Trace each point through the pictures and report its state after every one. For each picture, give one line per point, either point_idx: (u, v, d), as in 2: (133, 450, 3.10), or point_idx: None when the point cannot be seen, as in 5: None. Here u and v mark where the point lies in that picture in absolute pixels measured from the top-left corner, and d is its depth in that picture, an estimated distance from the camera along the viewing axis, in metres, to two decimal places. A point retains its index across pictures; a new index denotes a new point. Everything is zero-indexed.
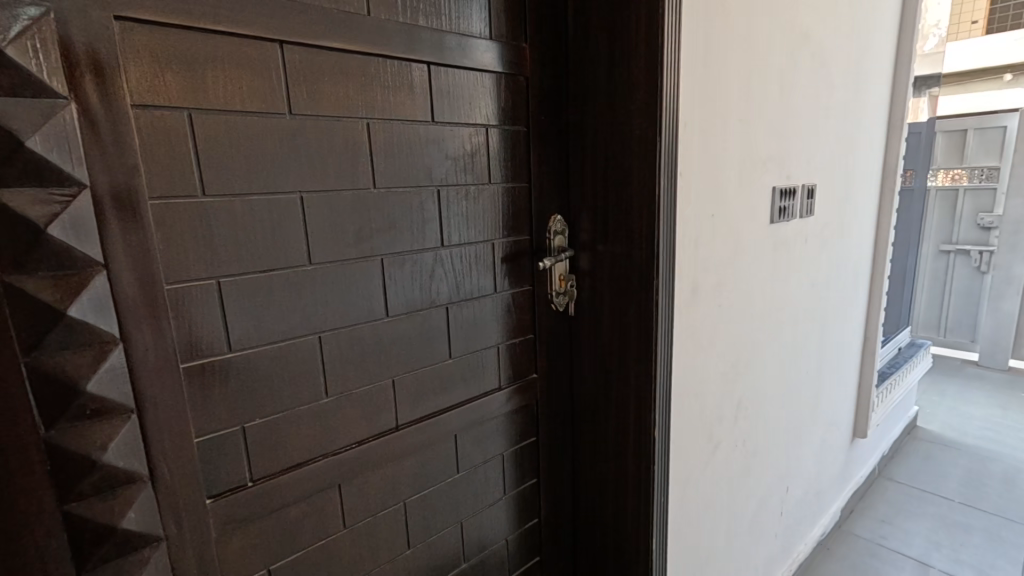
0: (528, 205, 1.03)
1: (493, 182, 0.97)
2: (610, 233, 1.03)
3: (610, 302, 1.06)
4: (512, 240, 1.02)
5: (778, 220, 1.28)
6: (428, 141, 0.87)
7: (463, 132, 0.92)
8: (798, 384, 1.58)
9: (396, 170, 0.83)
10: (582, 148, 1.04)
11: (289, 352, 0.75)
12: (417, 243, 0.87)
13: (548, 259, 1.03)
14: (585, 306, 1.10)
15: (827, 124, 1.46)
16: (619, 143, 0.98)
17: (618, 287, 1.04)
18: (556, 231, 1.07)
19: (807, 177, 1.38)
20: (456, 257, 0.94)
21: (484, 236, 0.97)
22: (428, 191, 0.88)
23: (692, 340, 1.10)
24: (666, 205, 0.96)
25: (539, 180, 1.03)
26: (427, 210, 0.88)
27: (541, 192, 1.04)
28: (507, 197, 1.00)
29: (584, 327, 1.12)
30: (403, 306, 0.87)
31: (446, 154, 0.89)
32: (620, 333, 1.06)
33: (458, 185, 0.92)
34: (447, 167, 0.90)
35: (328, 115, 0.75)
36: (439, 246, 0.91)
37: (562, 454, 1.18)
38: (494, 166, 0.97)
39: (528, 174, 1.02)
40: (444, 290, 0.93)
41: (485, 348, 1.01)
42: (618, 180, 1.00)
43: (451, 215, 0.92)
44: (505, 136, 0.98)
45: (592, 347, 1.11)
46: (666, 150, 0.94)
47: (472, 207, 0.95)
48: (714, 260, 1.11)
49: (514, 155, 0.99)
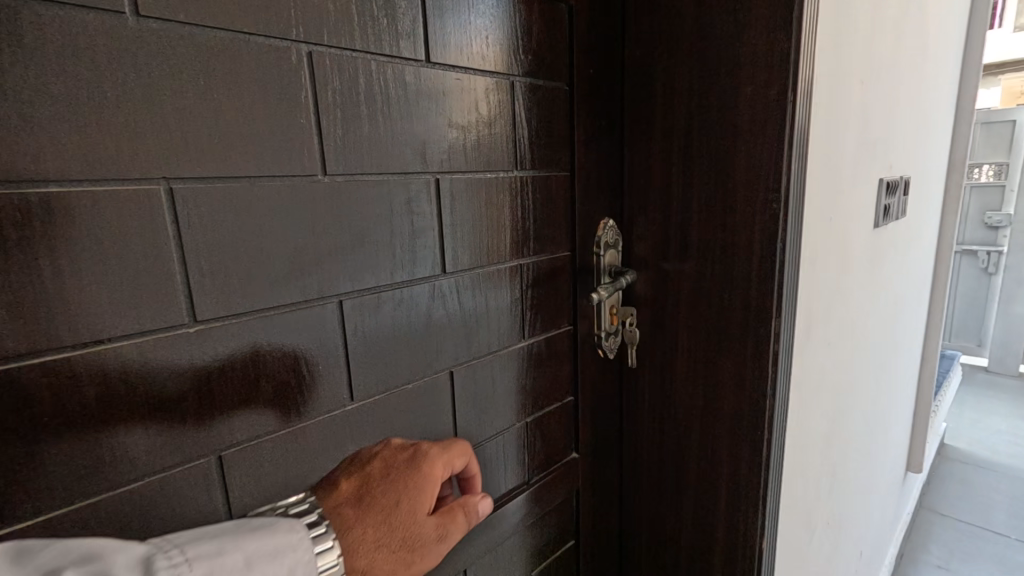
0: (569, 205, 0.68)
1: (518, 170, 0.61)
2: (690, 246, 0.68)
3: (687, 348, 0.71)
4: (545, 259, 0.67)
5: (881, 223, 0.96)
6: (419, 94, 0.50)
7: (474, 86, 0.56)
8: (875, 426, 1.26)
9: (363, 143, 0.46)
10: (647, 118, 0.69)
11: (151, 501, 0.38)
12: (400, 271, 0.51)
13: (603, 287, 0.70)
14: (646, 350, 0.76)
15: (922, 100, 1.14)
16: (711, 107, 0.63)
17: (701, 327, 0.69)
18: (606, 244, 0.72)
19: (903, 167, 1.06)
20: (464, 292, 0.58)
21: (506, 255, 0.62)
22: (420, 182, 0.52)
23: (802, 399, 0.76)
24: (796, 204, 0.61)
25: (584, 167, 0.68)
26: (418, 214, 0.52)
27: (588, 185, 0.69)
28: (538, 194, 0.64)
29: (642, 382, 0.77)
30: (378, 381, 0.51)
31: (448, 119, 0.53)
32: (705, 395, 0.71)
33: (466, 172, 0.56)
34: (450, 142, 0.54)
35: (223, 28, 0.38)
36: (438, 275, 0.55)
37: (606, 556, 0.84)
38: (521, 143, 0.61)
39: (569, 157, 0.67)
40: (446, 345, 0.57)
41: (506, 427, 0.65)
42: (706, 164, 0.65)
43: (456, 224, 0.56)
44: (536, 96, 0.62)
45: (655, 410, 0.76)
46: (800, 114, 0.59)
47: (488, 209, 0.59)
48: (828, 280, 0.77)
49: (551, 127, 0.64)
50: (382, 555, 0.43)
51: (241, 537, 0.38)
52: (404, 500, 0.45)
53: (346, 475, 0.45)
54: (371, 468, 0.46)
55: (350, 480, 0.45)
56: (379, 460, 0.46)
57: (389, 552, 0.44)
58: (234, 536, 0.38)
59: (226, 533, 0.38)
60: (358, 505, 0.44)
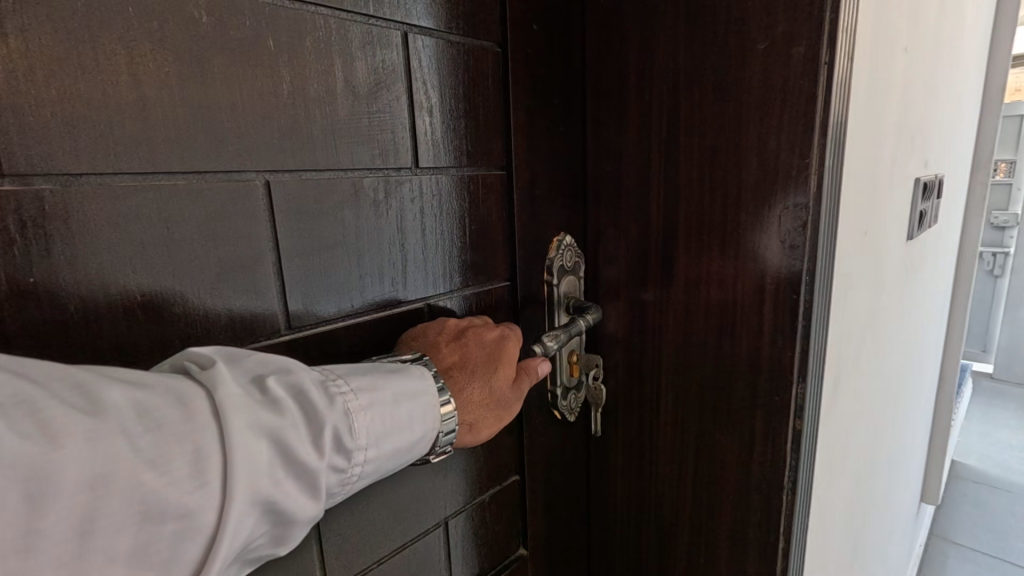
0: (506, 216, 0.48)
1: (419, 169, 0.41)
2: (676, 275, 0.48)
3: (672, 414, 0.52)
4: (471, 293, 0.47)
5: (915, 233, 0.77)
6: (216, 44, 0.30)
7: (335, 34, 0.35)
8: (898, 467, 1.07)
9: (91, 122, 0.27)
10: (618, 94, 0.49)
11: None
12: (191, 334, 0.32)
13: (551, 333, 0.48)
14: (619, 411, 0.56)
15: (957, 83, 0.94)
16: (705, 74, 0.43)
17: (692, 387, 0.50)
18: (560, 268, 0.53)
19: (938, 163, 0.87)
20: (326, 356, 0.38)
21: (405, 295, 0.42)
22: (224, 188, 0.32)
23: (827, 472, 0.56)
24: (829, 214, 0.41)
25: (527, 164, 0.48)
26: (224, 243, 0.32)
27: (534, 189, 0.49)
28: (455, 204, 0.44)
29: (614, 451, 0.57)
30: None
31: (282, 86, 0.33)
32: (699, 476, 0.51)
33: (322, 172, 0.36)
34: (290, 124, 0.34)
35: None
36: (275, 335, 0.35)
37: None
38: (424, 129, 0.41)
39: (505, 149, 0.47)
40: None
41: (415, 535, 0.45)
42: (700, 159, 0.45)
43: (311, 253, 0.36)
44: (446, 60, 0.42)
45: (632, 488, 0.57)
46: (841, 82, 0.39)
47: (369, 227, 0.39)
48: (859, 312, 0.58)
49: (474, 105, 0.44)
50: (486, 413, 0.41)
51: (391, 377, 0.35)
52: (502, 365, 0.42)
53: (443, 336, 0.41)
54: (465, 331, 0.42)
55: (448, 342, 0.41)
56: (471, 326, 0.42)
57: (492, 411, 0.41)
58: (386, 371, 0.36)
59: (380, 369, 0.36)
60: (461, 367, 0.40)
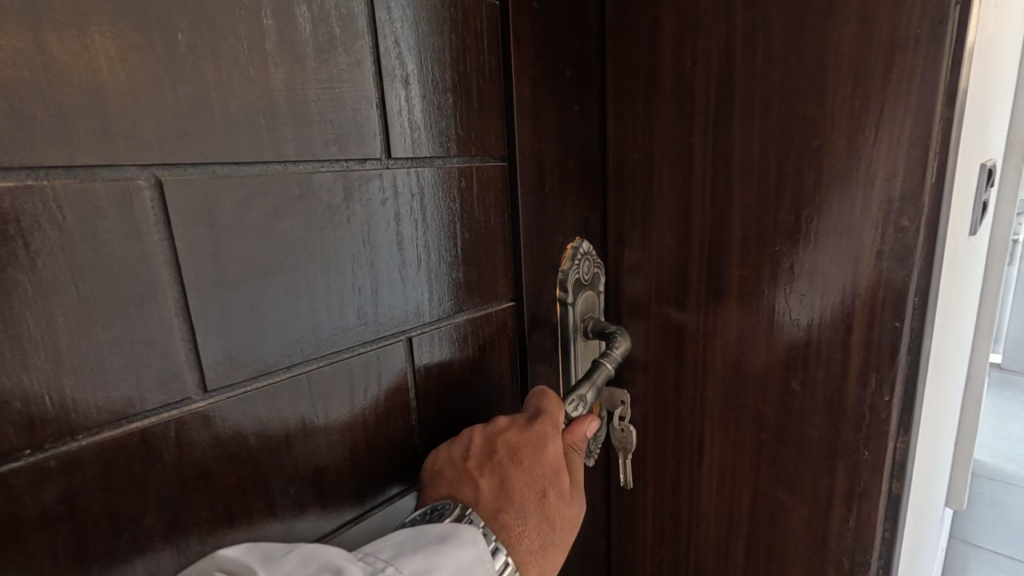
0: (509, 219, 0.37)
1: (393, 160, 0.31)
2: (726, 291, 0.38)
3: (718, 462, 0.41)
4: (465, 321, 0.36)
5: (979, 227, 0.66)
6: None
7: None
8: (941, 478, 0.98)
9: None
10: (650, 60, 0.38)
11: None
12: (37, 416, 0.21)
13: (572, 398, 0.37)
14: (648, 452, 0.46)
15: (1013, 51, 0.84)
16: (773, 27, 0.32)
17: (746, 432, 0.39)
18: (575, 280, 0.42)
19: (995, 143, 0.76)
20: (260, 422, 0.27)
21: (376, 331, 0.31)
22: (85, 191, 0.21)
23: (909, 525, 0.46)
24: (948, 211, 0.31)
25: (534, 150, 0.38)
26: (92, 277, 0.22)
27: (543, 182, 0.39)
28: (442, 206, 0.33)
29: (646, 499, 0.47)
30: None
31: (178, 37, 0.22)
32: (756, 540, 0.41)
33: (244, 167, 0.25)
34: (193, 93, 0.23)
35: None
36: (181, 403, 0.24)
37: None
38: (399, 105, 0.30)
39: (505, 132, 0.36)
40: (214, 545, 0.26)
41: None
42: (764, 141, 0.34)
43: (234, 283, 0.25)
44: (428, 9, 0.31)
45: (668, 546, 0.47)
46: (973, 28, 0.28)
47: (322, 242, 0.28)
48: (942, 327, 0.47)
49: (466, 74, 0.33)
50: (553, 554, 0.31)
51: (444, 547, 0.27)
52: (554, 484, 0.32)
53: (473, 464, 0.32)
54: (495, 447, 0.33)
55: (483, 471, 0.32)
56: (501, 437, 0.33)
57: (559, 549, 0.32)
58: (431, 541, 0.27)
59: (428, 539, 0.28)
60: (507, 503, 0.31)
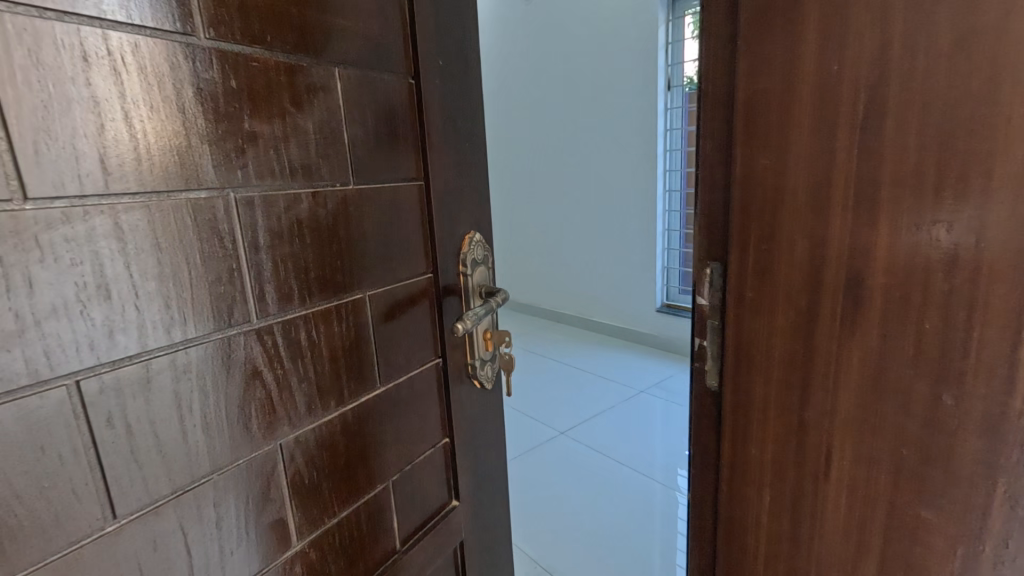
0: (427, 219, 0.62)
1: (358, 181, 0.54)
2: (868, 301, 0.37)
3: (848, 476, 0.40)
4: (405, 277, 0.61)
5: None
6: (201, 87, 0.41)
7: (276, 70, 0.46)
8: None
9: (107, 151, 0.36)
10: (789, 64, 0.38)
11: None
12: (189, 320, 0.42)
13: (469, 315, 0.64)
14: (767, 460, 0.46)
15: None
16: (940, 28, 0.31)
17: (883, 447, 0.38)
18: (473, 260, 0.69)
19: None
20: (284, 332, 0.49)
21: (346, 280, 0.54)
22: (208, 204, 0.42)
23: None
24: None
25: (443, 179, 0.63)
26: (203, 247, 0.42)
27: (447, 197, 0.64)
28: (384, 209, 0.57)
29: (761, 503, 0.47)
30: (146, 442, 0.40)
31: (250, 131, 0.44)
32: (896, 555, 0.39)
33: (274, 187, 0.47)
34: (253, 156, 0.45)
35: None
36: (248, 322, 0.46)
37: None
38: (354, 147, 0.53)
39: (424, 167, 0.61)
40: (278, 393, 0.49)
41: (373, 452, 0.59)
42: (919, 147, 0.33)
43: (266, 252, 0.46)
44: (368, 87, 0.54)
45: (781, 550, 0.46)
46: None
47: (317, 234, 0.50)
48: None
49: (393, 127, 0.57)
50: None
51: None
52: None
53: None
54: None
55: None
56: None
57: None
58: None
59: None
60: None
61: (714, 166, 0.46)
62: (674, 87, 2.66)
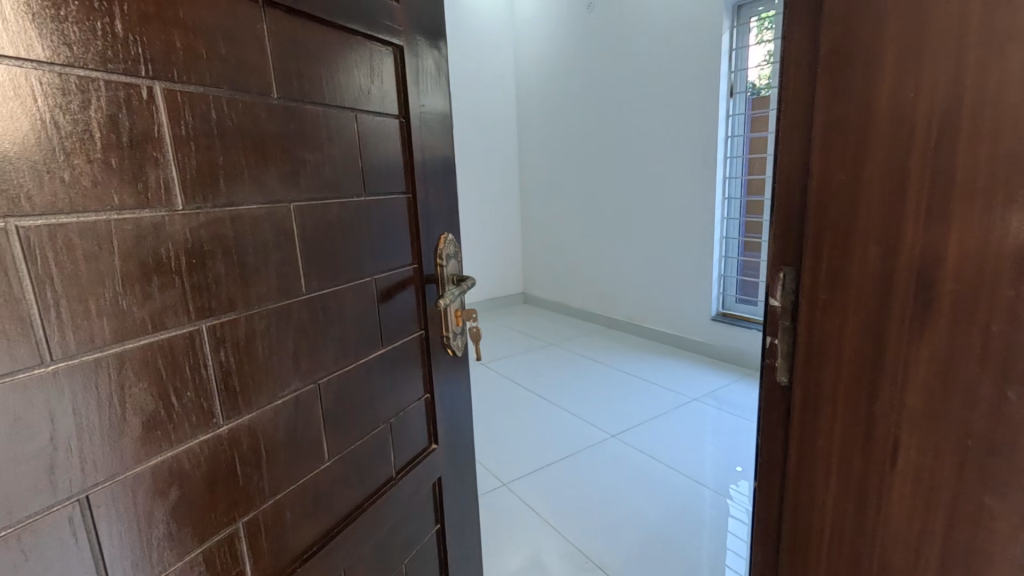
0: (415, 224, 0.84)
1: (366, 192, 0.72)
2: (937, 303, 0.41)
3: (914, 464, 0.44)
4: (399, 267, 0.81)
5: None
6: (276, 129, 0.57)
7: (320, 113, 0.63)
8: None
9: (225, 180, 0.52)
10: (865, 92, 0.43)
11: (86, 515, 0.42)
12: (270, 291, 0.58)
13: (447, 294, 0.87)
14: (836, 446, 0.49)
15: None
16: (1010, 63, 0.35)
17: (948, 437, 0.42)
18: (447, 254, 0.92)
19: None
20: (324, 303, 0.66)
21: (364, 267, 0.73)
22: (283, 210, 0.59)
23: None
24: None
25: (423, 195, 0.85)
26: (281, 238, 0.59)
27: (426, 208, 0.86)
28: (385, 214, 0.77)
29: (826, 487, 0.51)
30: (244, 375, 0.55)
31: (305, 159, 0.62)
32: (960, 539, 0.42)
33: (321, 197, 0.64)
34: (306, 176, 0.62)
35: (93, 58, 0.41)
36: (302, 294, 0.62)
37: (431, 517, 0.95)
38: (361, 167, 0.71)
39: (410, 185, 0.82)
40: (320, 346, 0.66)
41: (381, 395, 0.78)
42: (991, 167, 0.37)
43: (317, 243, 0.64)
44: (375, 127, 0.74)
45: (845, 532, 0.50)
46: None
47: (347, 228, 0.69)
48: None
49: (390, 158, 0.78)
50: None
51: None
52: None
53: None
54: None
55: None
56: None
57: None
58: None
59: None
60: None
61: (793, 180, 0.50)
62: (737, 94, 2.64)
